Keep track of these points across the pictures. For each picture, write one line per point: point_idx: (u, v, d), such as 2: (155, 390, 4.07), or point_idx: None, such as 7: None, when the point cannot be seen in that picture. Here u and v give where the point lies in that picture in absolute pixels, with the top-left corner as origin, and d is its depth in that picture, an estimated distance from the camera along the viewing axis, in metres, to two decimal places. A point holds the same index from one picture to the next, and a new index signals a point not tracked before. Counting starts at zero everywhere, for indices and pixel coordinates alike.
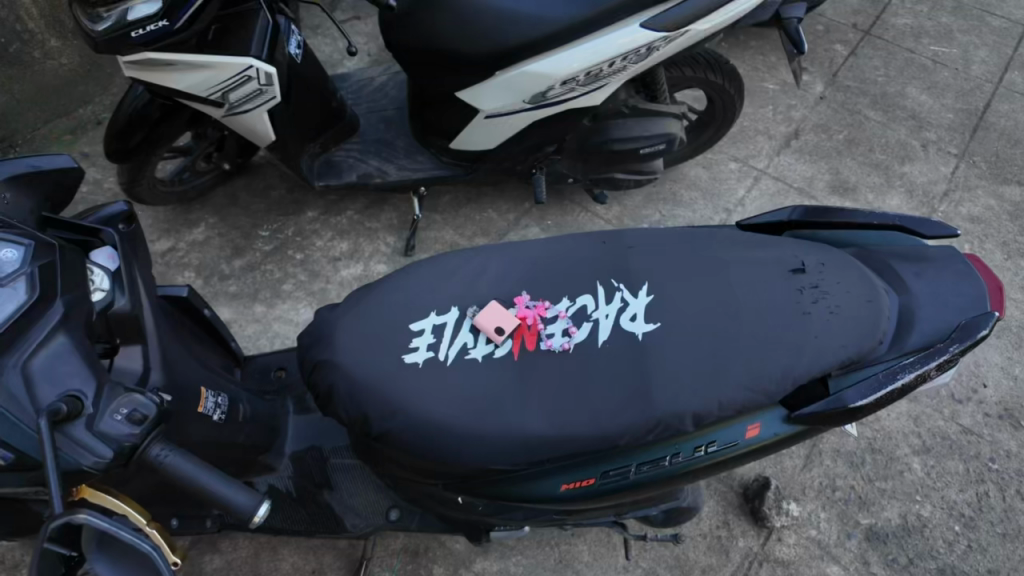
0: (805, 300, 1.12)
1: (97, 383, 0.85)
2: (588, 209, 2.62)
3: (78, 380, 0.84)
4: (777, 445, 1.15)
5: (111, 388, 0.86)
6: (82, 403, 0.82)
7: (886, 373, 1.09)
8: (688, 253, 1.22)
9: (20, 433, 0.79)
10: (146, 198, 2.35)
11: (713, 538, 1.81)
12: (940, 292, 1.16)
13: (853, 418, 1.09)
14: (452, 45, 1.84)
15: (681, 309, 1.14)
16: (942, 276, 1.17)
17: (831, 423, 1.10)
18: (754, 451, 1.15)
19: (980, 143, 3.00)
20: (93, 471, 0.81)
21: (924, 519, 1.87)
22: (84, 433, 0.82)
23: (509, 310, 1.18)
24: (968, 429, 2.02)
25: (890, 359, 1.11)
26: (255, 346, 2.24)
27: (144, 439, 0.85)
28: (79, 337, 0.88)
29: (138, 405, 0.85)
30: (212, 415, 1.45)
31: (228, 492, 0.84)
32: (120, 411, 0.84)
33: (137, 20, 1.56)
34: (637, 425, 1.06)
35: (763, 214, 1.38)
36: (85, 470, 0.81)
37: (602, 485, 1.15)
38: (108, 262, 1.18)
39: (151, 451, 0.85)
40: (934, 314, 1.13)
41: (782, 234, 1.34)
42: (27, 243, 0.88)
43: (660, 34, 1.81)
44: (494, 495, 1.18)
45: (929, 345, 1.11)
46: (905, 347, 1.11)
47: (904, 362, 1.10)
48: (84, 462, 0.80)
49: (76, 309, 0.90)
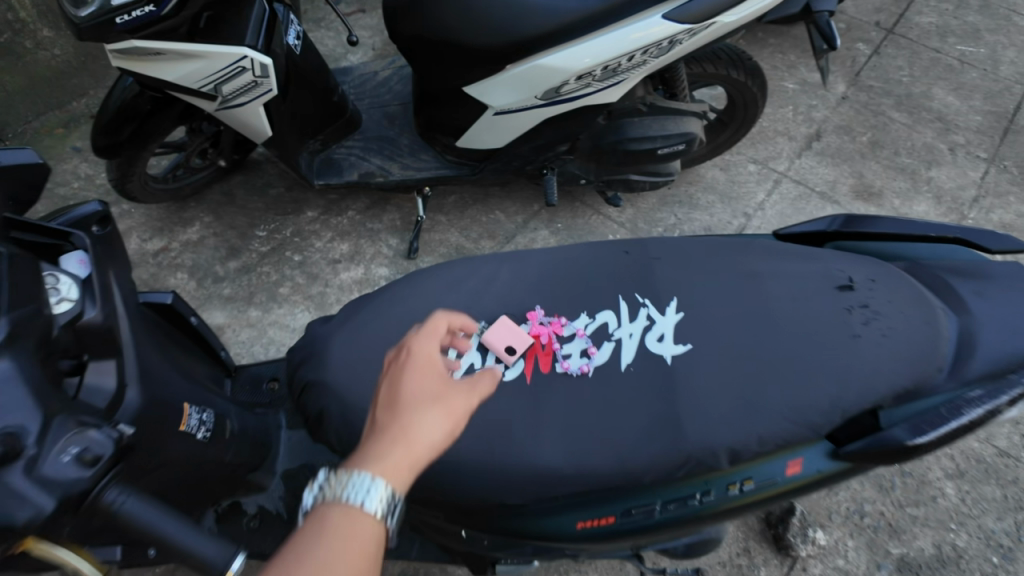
0: (853, 321, 1.01)
1: (42, 417, 0.73)
2: (600, 211, 2.50)
3: (20, 415, 0.72)
4: (818, 487, 1.03)
5: (61, 421, 0.74)
6: (20, 441, 0.70)
7: (949, 407, 0.97)
8: (721, 264, 1.11)
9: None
10: (137, 195, 2.22)
11: (733, 567, 1.70)
12: (1006, 313, 1.03)
13: (908, 459, 0.96)
14: (461, 37, 1.72)
15: (714, 328, 1.02)
16: (1008, 295, 1.05)
17: (883, 461, 0.98)
18: (794, 492, 1.03)
19: (1011, 147, 2.87)
20: (28, 528, 0.69)
21: (960, 549, 1.74)
22: (19, 480, 0.69)
23: (520, 326, 1.07)
24: (1004, 452, 1.90)
25: (951, 390, 0.99)
26: (249, 353, 2.13)
27: (99, 483, 0.73)
28: (25, 362, 0.77)
29: (90, 442, 0.73)
30: (195, 433, 1.34)
31: (194, 543, 0.72)
32: (68, 450, 0.72)
33: (123, 4, 1.44)
34: (665, 461, 0.94)
35: (803, 223, 1.28)
36: (20, 526, 0.69)
37: (622, 524, 1.02)
38: (78, 268, 1.07)
39: (106, 496, 0.73)
40: (1000, 338, 1.01)
41: (824, 245, 1.24)
42: None
43: (684, 27, 1.69)
44: (502, 531, 1.06)
45: (996, 374, 0.99)
46: (969, 376, 0.99)
47: (966, 394, 0.98)
48: (17, 515, 0.68)
49: (27, 325, 0.79)
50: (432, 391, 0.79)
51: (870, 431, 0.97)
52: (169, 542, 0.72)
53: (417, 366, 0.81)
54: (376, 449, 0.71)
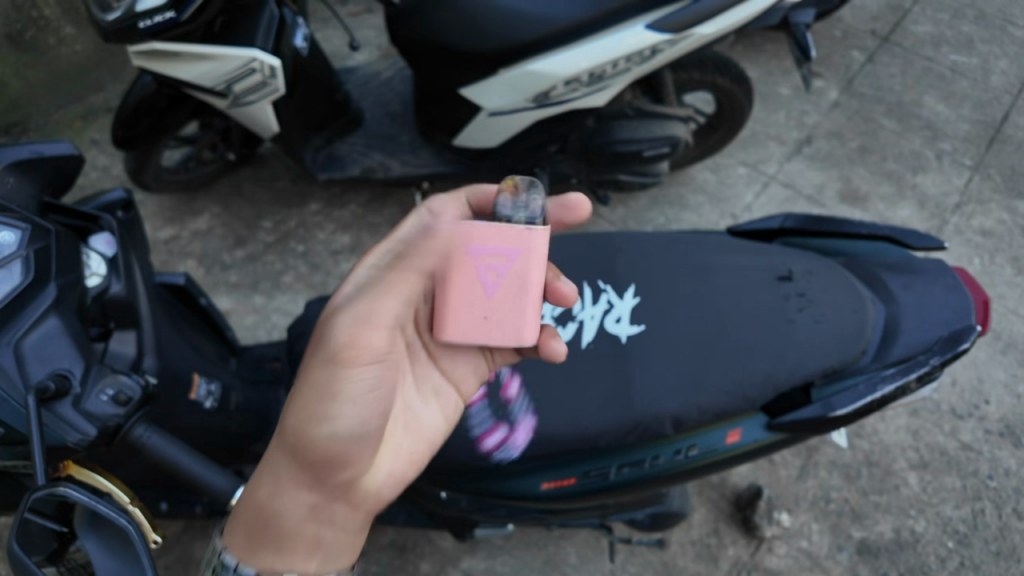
0: (789, 308, 1.19)
1: (85, 365, 1.00)
2: (593, 210, 2.61)
3: (67, 360, 0.99)
4: (755, 452, 1.21)
5: (98, 369, 1.01)
6: (69, 382, 0.97)
7: (866, 385, 1.17)
8: (677, 255, 1.27)
9: (10, 409, 0.91)
10: (151, 185, 2.41)
11: (702, 546, 1.84)
12: (926, 304, 1.23)
13: (831, 426, 1.16)
14: (460, 46, 1.86)
15: (667, 313, 1.18)
16: (926, 288, 1.25)
17: (812, 429, 1.17)
18: (734, 458, 1.22)
19: (997, 156, 2.82)
20: (76, 447, 0.94)
21: (918, 534, 1.87)
22: (69, 410, 0.96)
23: (527, 225, 0.92)
24: (967, 445, 2.01)
25: (872, 370, 1.19)
26: (253, 337, 2.27)
27: (130, 422, 1.02)
28: (69, 319, 1.01)
29: (122, 387, 1.01)
30: (204, 402, 1.38)
31: (207, 477, 1.03)
32: (106, 392, 1.00)
33: (146, 11, 1.58)
34: (618, 427, 1.11)
35: (755, 222, 1.48)
36: (69, 446, 0.94)
37: (583, 485, 1.19)
38: (105, 248, 1.13)
39: (135, 431, 1.02)
40: (919, 327, 1.21)
41: (772, 239, 1.45)
42: (24, 228, 1.00)
43: (665, 36, 1.77)
44: (477, 491, 1.22)
45: (909, 357, 1.19)
46: (887, 359, 1.19)
47: (883, 372, 1.18)
48: (68, 438, 0.94)
49: (68, 291, 1.02)
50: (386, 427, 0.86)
51: (798, 405, 1.18)
52: (186, 470, 1.03)
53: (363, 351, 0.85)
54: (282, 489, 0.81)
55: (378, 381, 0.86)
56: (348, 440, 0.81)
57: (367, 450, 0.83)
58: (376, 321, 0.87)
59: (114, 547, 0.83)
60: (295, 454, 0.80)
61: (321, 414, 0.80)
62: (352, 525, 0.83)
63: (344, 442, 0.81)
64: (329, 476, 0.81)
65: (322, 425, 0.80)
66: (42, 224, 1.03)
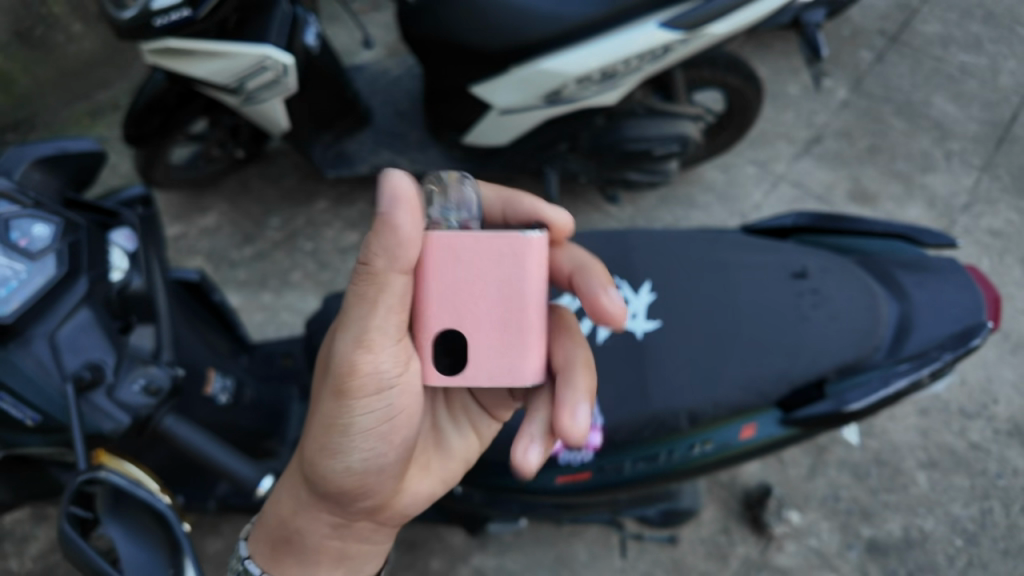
0: (804, 305, 1.20)
1: (116, 356, 1.00)
2: (601, 209, 2.61)
3: (99, 351, 0.99)
4: (771, 445, 1.22)
5: (129, 362, 1.01)
6: (103, 371, 0.97)
7: (880, 379, 1.17)
8: (691, 252, 1.28)
9: (47, 397, 0.94)
10: (160, 180, 2.42)
11: (712, 544, 1.84)
12: (940, 301, 1.24)
13: (845, 421, 1.16)
14: (471, 45, 1.87)
15: (681, 308, 1.19)
16: (941, 286, 1.26)
17: (827, 424, 1.17)
18: (749, 451, 1.22)
19: (1006, 156, 2.81)
20: (111, 434, 0.95)
21: (926, 532, 1.87)
22: (104, 400, 0.96)
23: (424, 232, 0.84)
24: (976, 445, 2.01)
25: (886, 366, 1.18)
26: (262, 334, 2.28)
27: (159, 412, 1.01)
28: (99, 312, 1.02)
29: (153, 377, 1.00)
30: (218, 397, 1.38)
31: (233, 466, 1.05)
32: (137, 382, 0.99)
33: (162, 8, 1.60)
34: (633, 421, 1.12)
35: (768, 220, 1.48)
36: (104, 433, 0.95)
37: (597, 478, 1.20)
38: (127, 242, 1.13)
39: (164, 421, 1.02)
40: (932, 323, 1.21)
41: (785, 238, 1.45)
42: (56, 221, 1.01)
43: (677, 34, 1.76)
44: (492, 485, 1.23)
45: (923, 352, 1.19)
46: (900, 354, 1.19)
47: (897, 368, 1.18)
48: (103, 425, 0.95)
49: (97, 285, 1.04)
50: (403, 451, 0.89)
51: (814, 399, 1.17)
52: (210, 460, 1.04)
53: (363, 387, 0.82)
54: (305, 513, 0.91)
55: (391, 412, 0.86)
56: (362, 472, 0.87)
57: (385, 477, 0.89)
58: (378, 342, 0.80)
59: (144, 526, 0.83)
60: (313, 479, 0.88)
61: (327, 450, 0.86)
62: (372, 531, 0.93)
63: (355, 476, 0.87)
64: (346, 501, 0.89)
65: (334, 461, 0.86)
66: (71, 218, 1.04)
